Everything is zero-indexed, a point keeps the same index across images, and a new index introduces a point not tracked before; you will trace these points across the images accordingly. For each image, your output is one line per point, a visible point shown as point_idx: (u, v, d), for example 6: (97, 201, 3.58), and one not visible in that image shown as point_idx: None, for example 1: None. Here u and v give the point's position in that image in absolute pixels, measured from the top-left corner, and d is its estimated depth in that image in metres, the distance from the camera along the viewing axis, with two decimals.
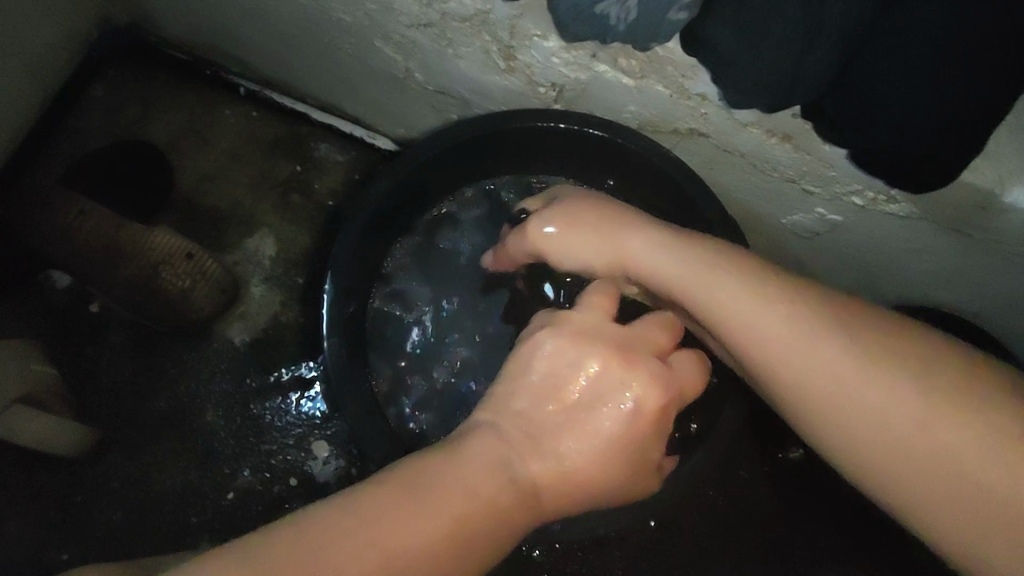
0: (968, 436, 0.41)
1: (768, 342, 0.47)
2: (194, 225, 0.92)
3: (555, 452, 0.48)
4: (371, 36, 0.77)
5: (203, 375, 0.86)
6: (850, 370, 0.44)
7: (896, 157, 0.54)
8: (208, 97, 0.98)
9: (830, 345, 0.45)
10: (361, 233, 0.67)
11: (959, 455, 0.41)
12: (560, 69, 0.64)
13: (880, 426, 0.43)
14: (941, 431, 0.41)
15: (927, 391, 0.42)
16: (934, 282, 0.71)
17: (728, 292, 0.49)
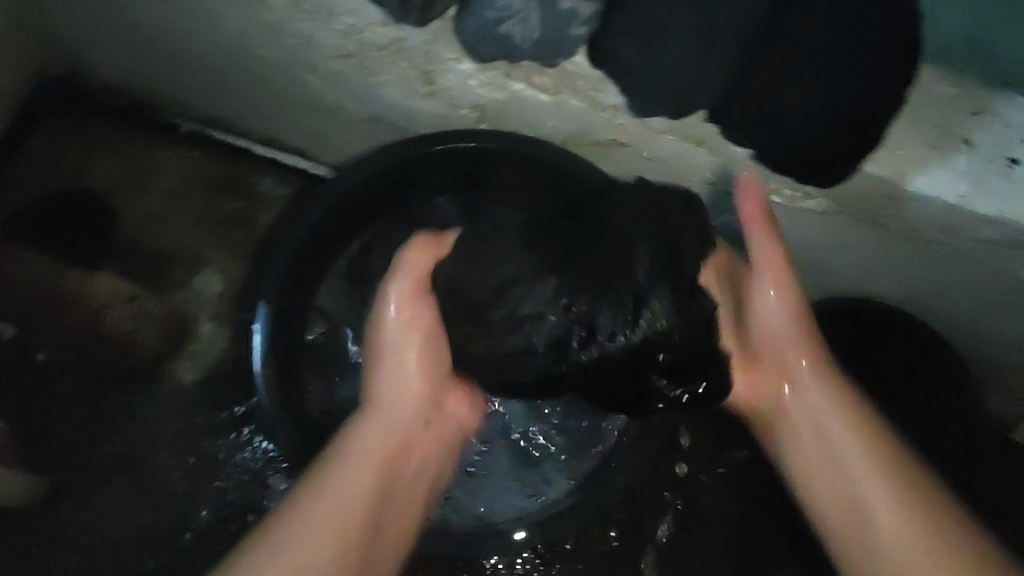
0: (909, 517, 0.54)
1: (815, 435, 0.61)
2: (138, 269, 0.92)
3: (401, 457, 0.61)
4: (298, 70, 0.78)
5: (154, 416, 0.86)
6: (830, 431, 0.60)
7: (801, 153, 0.56)
8: (147, 140, 0.98)
9: (825, 438, 0.60)
10: (286, 270, 0.68)
11: (915, 534, 0.53)
12: (478, 91, 0.66)
13: (862, 506, 0.56)
14: (897, 514, 0.54)
15: (891, 478, 0.56)
16: (860, 272, 0.73)
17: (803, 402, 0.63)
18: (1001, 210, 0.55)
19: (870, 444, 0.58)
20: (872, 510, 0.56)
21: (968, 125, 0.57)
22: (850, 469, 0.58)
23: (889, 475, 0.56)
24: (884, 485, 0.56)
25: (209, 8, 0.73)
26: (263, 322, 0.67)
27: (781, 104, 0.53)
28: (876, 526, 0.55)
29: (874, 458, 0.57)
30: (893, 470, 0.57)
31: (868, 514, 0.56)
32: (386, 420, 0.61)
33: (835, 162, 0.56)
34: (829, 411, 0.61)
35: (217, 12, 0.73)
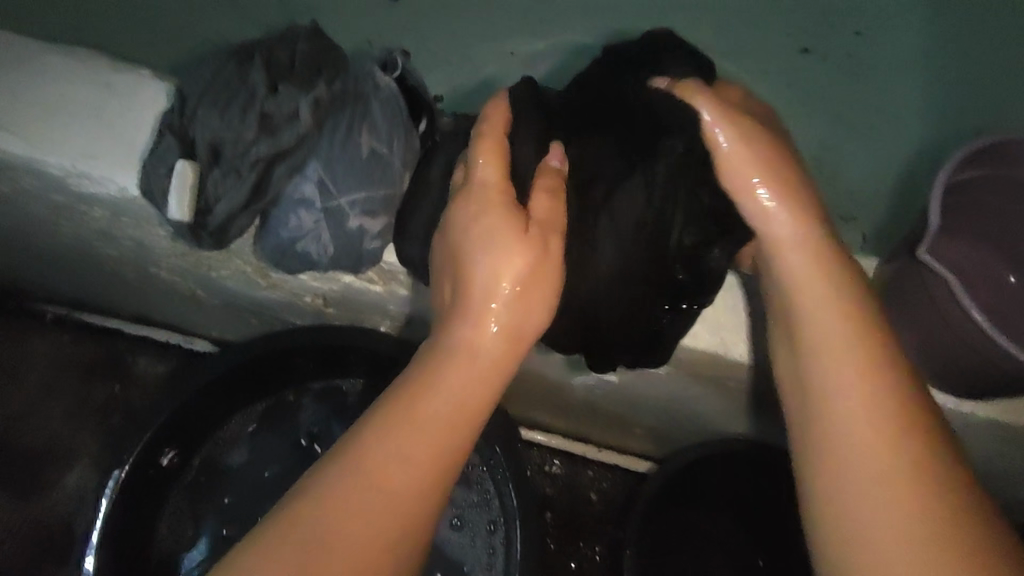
0: (890, 451, 0.37)
1: (801, 306, 0.44)
2: (8, 471, 0.88)
3: (478, 315, 0.42)
4: (145, 264, 0.76)
5: None
6: (814, 324, 0.42)
7: (619, 341, 0.53)
8: (17, 330, 0.95)
9: (817, 318, 0.43)
10: (130, 483, 0.63)
11: (887, 476, 0.37)
12: (313, 283, 0.64)
13: (831, 418, 0.40)
14: (897, 451, 0.37)
15: (895, 416, 0.38)
16: (730, 417, 0.72)
17: (787, 259, 0.45)
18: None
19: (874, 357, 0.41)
20: (859, 466, 0.38)
21: None
22: (834, 393, 0.40)
23: (891, 424, 0.38)
24: (844, 329, 0.42)
25: (41, 215, 0.72)
26: (102, 517, 0.62)
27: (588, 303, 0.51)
28: (837, 418, 0.40)
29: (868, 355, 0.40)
30: (899, 415, 0.38)
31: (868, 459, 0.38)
32: (485, 294, 0.42)
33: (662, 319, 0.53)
34: (802, 298, 0.44)
35: (50, 218, 0.72)
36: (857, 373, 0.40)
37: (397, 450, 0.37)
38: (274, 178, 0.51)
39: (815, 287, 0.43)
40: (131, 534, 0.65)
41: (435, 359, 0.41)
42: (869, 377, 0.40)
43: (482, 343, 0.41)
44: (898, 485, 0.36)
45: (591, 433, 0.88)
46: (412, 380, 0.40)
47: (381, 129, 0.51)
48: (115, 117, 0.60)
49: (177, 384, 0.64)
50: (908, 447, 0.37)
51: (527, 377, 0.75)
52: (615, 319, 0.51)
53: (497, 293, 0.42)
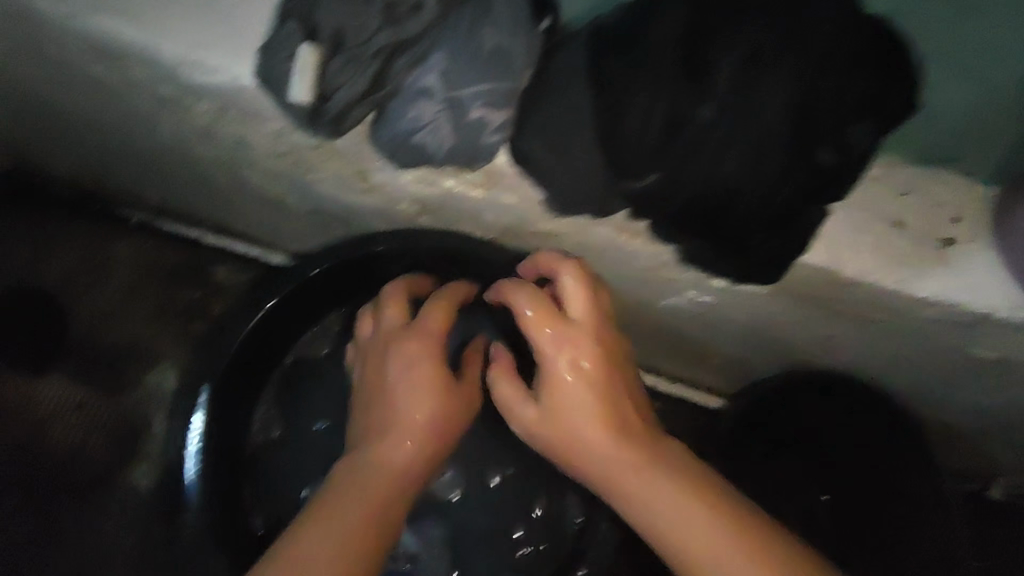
0: (686, 505, 0.44)
1: (570, 397, 0.50)
2: (90, 369, 0.90)
3: (400, 409, 0.51)
4: (239, 166, 0.77)
5: (109, 526, 0.83)
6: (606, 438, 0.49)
7: (744, 241, 0.52)
8: (101, 233, 0.97)
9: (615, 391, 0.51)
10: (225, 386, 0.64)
11: (679, 534, 0.43)
12: (413, 186, 0.64)
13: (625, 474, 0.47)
14: (682, 505, 0.44)
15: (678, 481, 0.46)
16: (818, 350, 0.70)
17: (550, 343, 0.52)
18: (923, 289, 0.54)
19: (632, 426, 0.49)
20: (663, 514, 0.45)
21: (902, 206, 0.56)
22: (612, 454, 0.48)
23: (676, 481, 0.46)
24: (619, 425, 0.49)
25: (142, 111, 0.72)
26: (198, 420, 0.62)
27: (715, 201, 0.49)
28: (629, 482, 0.47)
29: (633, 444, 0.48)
30: (637, 466, 0.47)
31: (654, 499, 0.45)
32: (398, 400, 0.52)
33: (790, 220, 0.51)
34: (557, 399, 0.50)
35: (149, 114, 0.72)
36: (621, 454, 0.48)
37: (331, 518, 0.44)
38: (395, 70, 0.51)
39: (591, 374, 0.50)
40: (226, 434, 0.65)
41: (364, 453, 0.49)
42: (652, 467, 0.47)
43: (412, 428, 0.50)
44: (707, 533, 0.43)
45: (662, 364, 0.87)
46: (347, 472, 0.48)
47: (506, 20, 0.50)
48: (230, 8, 0.60)
49: (270, 285, 0.65)
50: (715, 504, 0.44)
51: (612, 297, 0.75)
52: (743, 217, 0.49)
53: (408, 407, 0.51)
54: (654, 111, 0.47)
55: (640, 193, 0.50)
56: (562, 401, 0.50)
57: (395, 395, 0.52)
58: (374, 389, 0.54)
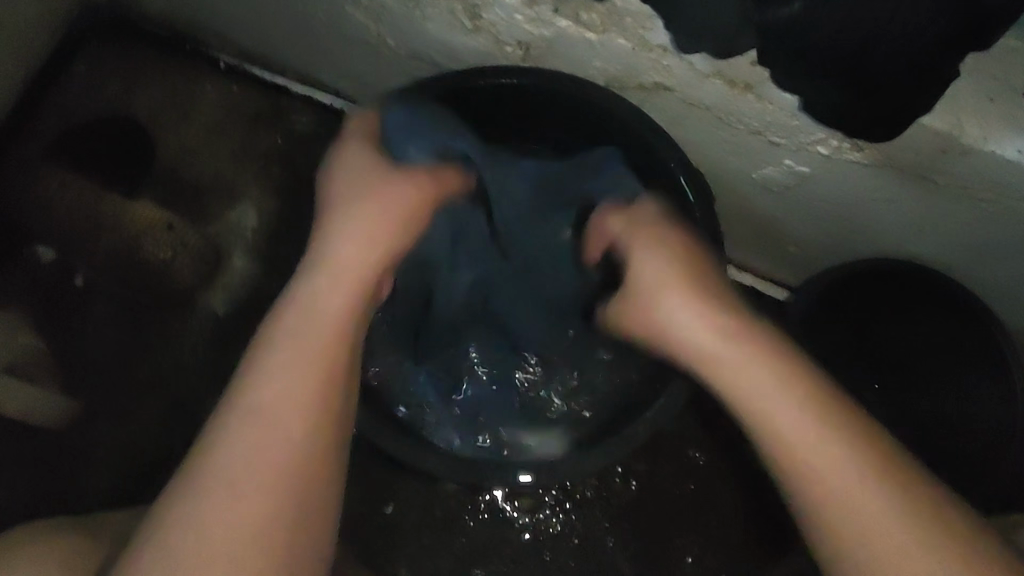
0: (858, 476, 0.46)
1: (737, 386, 0.51)
2: (176, 200, 0.91)
3: (248, 401, 0.46)
4: (341, 1, 0.74)
5: (189, 346, 0.87)
6: (767, 408, 0.49)
7: (878, 95, 0.51)
8: (189, 70, 0.95)
9: (753, 366, 0.51)
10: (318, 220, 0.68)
11: (848, 500, 0.46)
12: (525, 26, 0.64)
13: (819, 471, 0.47)
14: (856, 477, 0.46)
15: (844, 444, 0.47)
16: (908, 232, 0.69)
17: (669, 309, 0.56)
18: None
19: (798, 392, 0.49)
20: (846, 493, 0.46)
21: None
22: (777, 423, 0.48)
23: (871, 463, 0.46)
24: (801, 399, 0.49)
25: None
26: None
27: (845, 42, 0.47)
28: (805, 453, 0.47)
29: (807, 401, 0.49)
30: (836, 466, 0.46)
31: (807, 476, 0.47)
32: (274, 369, 0.48)
33: (926, 73, 0.49)
34: (728, 378, 0.52)
35: None
36: (817, 427, 0.48)
37: (274, 386, 0.47)
38: None
39: (737, 353, 0.52)
40: None
41: (269, 340, 0.49)
42: (848, 441, 0.47)
43: (251, 406, 0.46)
44: (875, 490, 0.45)
45: (748, 259, 0.85)
46: (251, 377, 0.47)
47: None
48: None
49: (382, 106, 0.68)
50: (868, 464, 0.46)
51: (706, 165, 0.73)
52: (876, 68, 0.48)
53: (257, 395, 0.46)
54: None
55: (777, 26, 0.49)
56: (752, 396, 0.50)
57: (269, 359, 0.48)
58: (287, 331, 0.50)
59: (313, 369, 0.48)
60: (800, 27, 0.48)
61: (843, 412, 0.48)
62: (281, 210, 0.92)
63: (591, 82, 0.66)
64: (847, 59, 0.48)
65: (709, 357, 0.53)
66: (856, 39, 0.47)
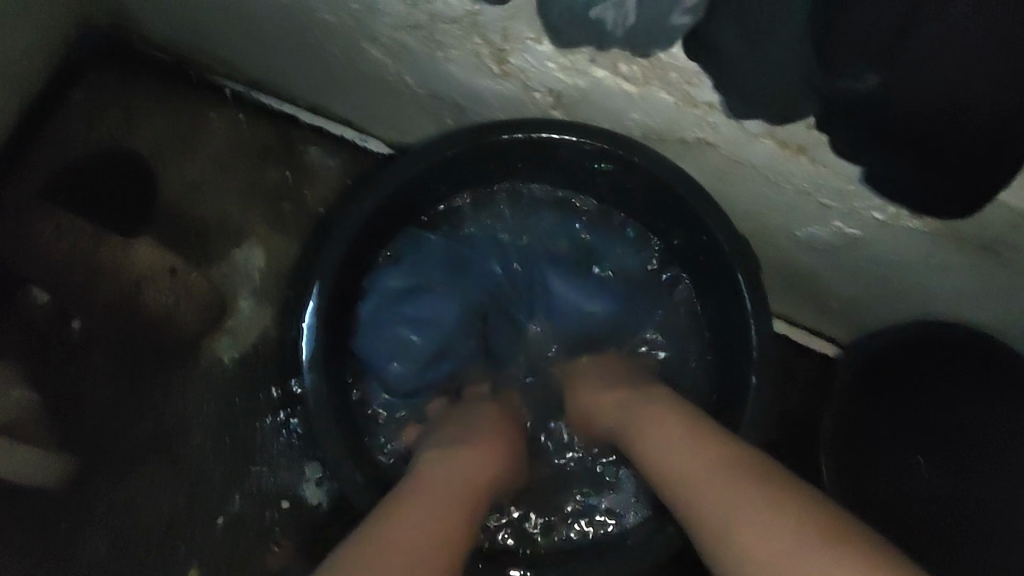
0: (769, 516, 0.42)
1: (656, 462, 0.51)
2: (179, 240, 0.87)
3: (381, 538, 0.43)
4: (356, 38, 0.69)
5: (191, 396, 0.82)
6: (682, 470, 0.48)
7: (945, 175, 0.47)
8: (193, 100, 0.91)
9: (679, 437, 0.51)
10: (334, 279, 0.64)
11: (759, 538, 0.41)
12: (558, 74, 0.59)
13: (725, 515, 0.43)
14: (764, 515, 0.42)
15: (758, 486, 0.44)
16: (962, 299, 0.64)
17: (620, 413, 0.59)
18: None
19: (716, 451, 0.48)
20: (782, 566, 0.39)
21: None
22: (686, 478, 0.48)
23: (778, 504, 0.42)
24: (707, 457, 0.48)
25: None
26: (312, 317, 0.63)
27: (914, 121, 0.44)
28: (710, 502, 0.45)
29: (717, 458, 0.47)
30: (733, 503, 0.44)
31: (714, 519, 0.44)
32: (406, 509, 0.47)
33: (997, 166, 0.45)
34: (654, 455, 0.52)
35: None
36: (732, 478, 0.45)
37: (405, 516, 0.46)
38: None
39: (665, 435, 0.52)
40: (332, 326, 0.66)
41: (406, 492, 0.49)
42: (755, 486, 0.44)
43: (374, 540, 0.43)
44: (783, 524, 0.41)
45: (786, 312, 0.81)
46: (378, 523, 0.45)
47: None
48: None
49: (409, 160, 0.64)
50: (776, 503, 0.42)
51: (747, 219, 0.69)
52: (944, 148, 0.45)
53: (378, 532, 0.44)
54: (878, 16, 0.40)
55: (845, 94, 0.45)
56: (669, 471, 0.49)
57: (401, 508, 0.46)
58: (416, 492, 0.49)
59: (443, 521, 0.46)
60: (871, 96, 0.44)
61: (759, 465, 0.46)
62: (290, 251, 0.87)
63: (628, 138, 0.63)
64: (913, 136, 0.45)
65: (646, 439, 0.53)
66: (941, 121, 0.43)
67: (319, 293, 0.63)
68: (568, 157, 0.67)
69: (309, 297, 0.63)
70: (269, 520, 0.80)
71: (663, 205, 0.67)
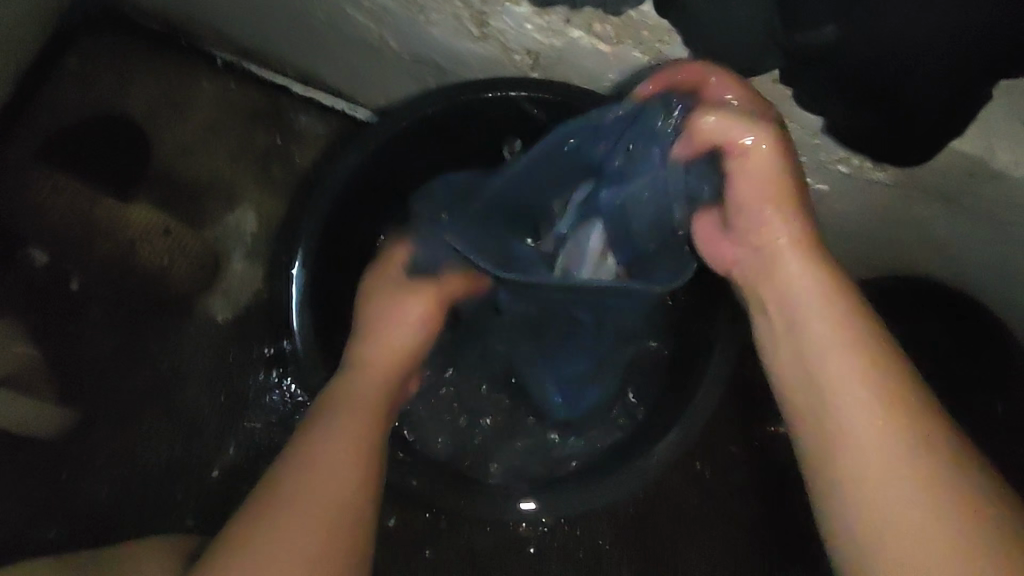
0: (919, 489, 0.42)
1: (831, 376, 0.48)
2: (173, 201, 0.89)
3: (297, 470, 0.48)
4: (341, 2, 0.71)
5: (186, 352, 0.85)
6: (855, 413, 0.46)
7: (900, 125, 0.50)
8: (184, 67, 0.92)
9: (869, 387, 0.46)
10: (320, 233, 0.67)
11: (903, 507, 0.42)
12: (535, 35, 0.61)
13: (861, 457, 0.44)
14: (913, 486, 0.42)
15: (918, 454, 0.43)
16: (929, 252, 0.67)
17: (815, 320, 0.50)
18: None
19: (902, 419, 0.44)
20: (873, 486, 0.43)
21: None
22: (835, 385, 0.47)
23: (932, 475, 0.42)
24: (897, 408, 0.45)
25: None
26: (300, 270, 0.66)
27: (869, 72, 0.46)
28: (874, 474, 0.43)
29: (892, 425, 0.44)
30: (922, 473, 0.42)
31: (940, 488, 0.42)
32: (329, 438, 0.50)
33: (950, 107, 0.47)
34: (835, 397, 0.47)
35: None
36: (915, 453, 0.43)
37: (322, 447, 0.49)
38: None
39: (858, 359, 0.47)
40: (320, 279, 0.69)
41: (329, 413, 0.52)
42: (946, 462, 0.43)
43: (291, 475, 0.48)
44: (922, 498, 0.42)
45: None
46: (302, 445, 0.50)
47: None
48: None
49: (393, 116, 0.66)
50: (924, 470, 0.43)
51: None
52: (899, 98, 0.47)
53: (298, 464, 0.48)
54: None
55: (806, 49, 0.47)
56: (846, 426, 0.46)
57: (329, 431, 0.51)
58: (353, 415, 0.53)
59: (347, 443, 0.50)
60: (830, 50, 0.46)
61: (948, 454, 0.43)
62: (281, 213, 0.89)
63: (603, 94, 0.64)
64: (868, 87, 0.47)
65: (838, 374, 0.47)
66: (897, 72, 0.45)
67: (306, 247, 0.66)
68: (547, 117, 0.69)
69: (298, 250, 0.66)
70: (262, 470, 0.83)
71: None
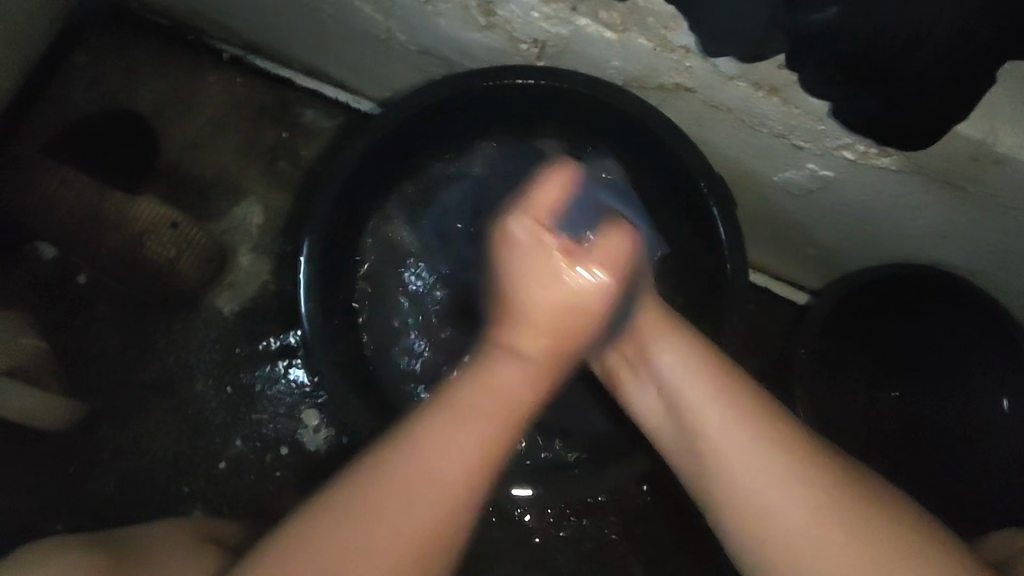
0: (794, 486, 0.43)
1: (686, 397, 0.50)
2: (179, 196, 0.90)
3: (361, 505, 0.41)
4: None
5: (193, 346, 0.85)
6: (712, 430, 0.47)
7: (901, 106, 0.50)
8: (191, 62, 0.93)
9: (714, 402, 0.48)
10: (327, 223, 0.67)
11: (770, 507, 0.43)
12: (542, 23, 0.62)
13: (741, 467, 0.45)
14: (790, 491, 0.43)
15: (772, 453, 0.44)
16: (934, 240, 0.67)
17: (668, 348, 0.52)
18: None
19: (748, 417, 0.46)
20: (743, 494, 0.45)
21: None
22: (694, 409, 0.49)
23: (796, 467, 0.44)
24: (745, 418, 0.46)
25: None
26: (307, 259, 0.66)
27: (873, 53, 0.46)
28: (750, 490, 0.44)
29: (749, 427, 0.46)
30: (789, 472, 0.44)
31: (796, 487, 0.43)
32: (417, 455, 0.43)
33: (953, 89, 0.48)
34: (693, 412, 0.49)
35: None
36: (767, 465, 0.44)
37: (397, 467, 0.42)
38: None
39: (703, 383, 0.49)
40: (327, 270, 0.69)
41: (422, 423, 0.44)
42: (806, 458, 0.44)
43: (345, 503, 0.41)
44: (788, 490, 0.43)
45: (768, 262, 0.84)
46: (375, 463, 0.43)
47: None
48: None
49: (400, 106, 0.67)
50: (798, 467, 0.44)
51: (726, 165, 0.71)
52: (902, 78, 0.47)
53: (361, 488, 0.42)
54: None
55: (811, 32, 0.47)
56: (708, 444, 0.47)
57: (409, 443, 0.43)
58: (437, 415, 0.44)
59: (452, 455, 0.43)
60: (835, 33, 0.46)
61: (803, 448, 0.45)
62: (287, 208, 0.90)
63: (609, 82, 0.65)
64: (871, 68, 0.48)
65: (683, 386, 0.50)
66: (897, 46, 0.45)
67: (313, 237, 0.66)
68: (555, 105, 0.69)
69: (305, 238, 0.66)
70: (269, 463, 0.83)
71: (644, 152, 0.70)
